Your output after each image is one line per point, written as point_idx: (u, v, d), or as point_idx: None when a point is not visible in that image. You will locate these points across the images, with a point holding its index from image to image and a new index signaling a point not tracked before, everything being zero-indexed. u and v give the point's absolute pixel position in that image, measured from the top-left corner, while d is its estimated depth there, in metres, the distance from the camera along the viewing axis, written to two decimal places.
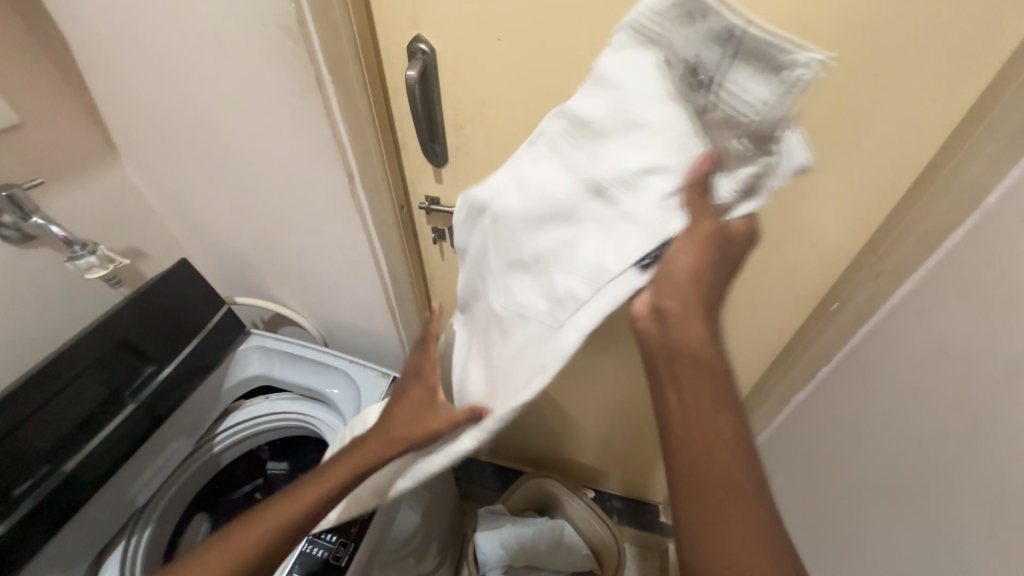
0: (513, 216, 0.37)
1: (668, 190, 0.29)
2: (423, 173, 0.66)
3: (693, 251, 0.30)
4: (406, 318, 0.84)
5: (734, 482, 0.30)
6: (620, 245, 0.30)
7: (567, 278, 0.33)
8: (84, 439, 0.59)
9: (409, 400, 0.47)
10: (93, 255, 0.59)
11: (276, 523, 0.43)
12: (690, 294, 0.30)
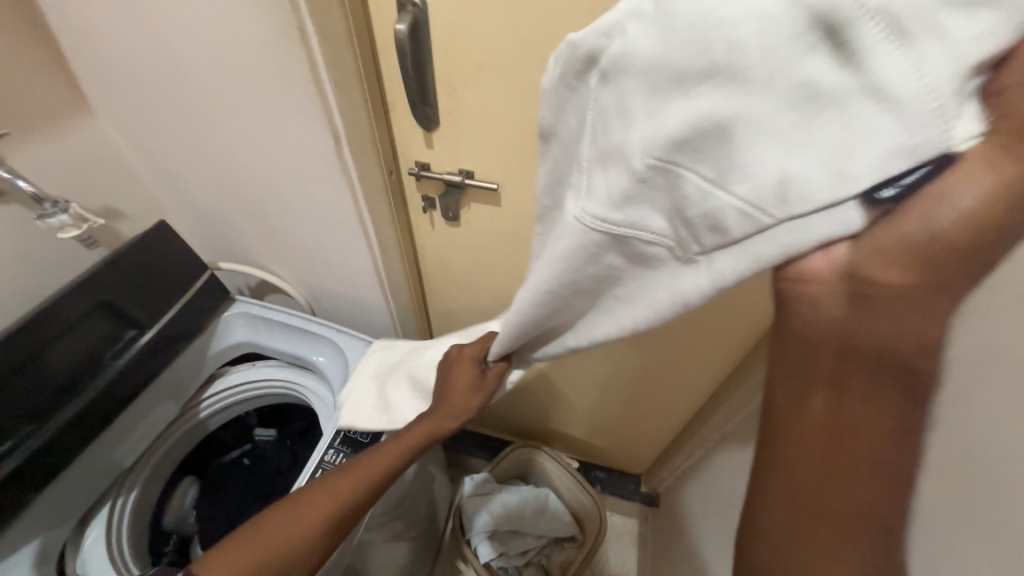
0: (658, 69, 0.26)
1: (957, 62, 0.20)
2: (413, 136, 0.63)
3: (977, 191, 0.20)
4: (396, 288, 0.83)
5: (852, 510, 0.25)
6: (832, 157, 0.23)
7: (743, 189, 0.26)
8: (64, 404, 0.57)
9: (457, 376, 0.55)
10: (65, 214, 0.57)
11: (378, 465, 0.56)
12: (920, 279, 0.22)
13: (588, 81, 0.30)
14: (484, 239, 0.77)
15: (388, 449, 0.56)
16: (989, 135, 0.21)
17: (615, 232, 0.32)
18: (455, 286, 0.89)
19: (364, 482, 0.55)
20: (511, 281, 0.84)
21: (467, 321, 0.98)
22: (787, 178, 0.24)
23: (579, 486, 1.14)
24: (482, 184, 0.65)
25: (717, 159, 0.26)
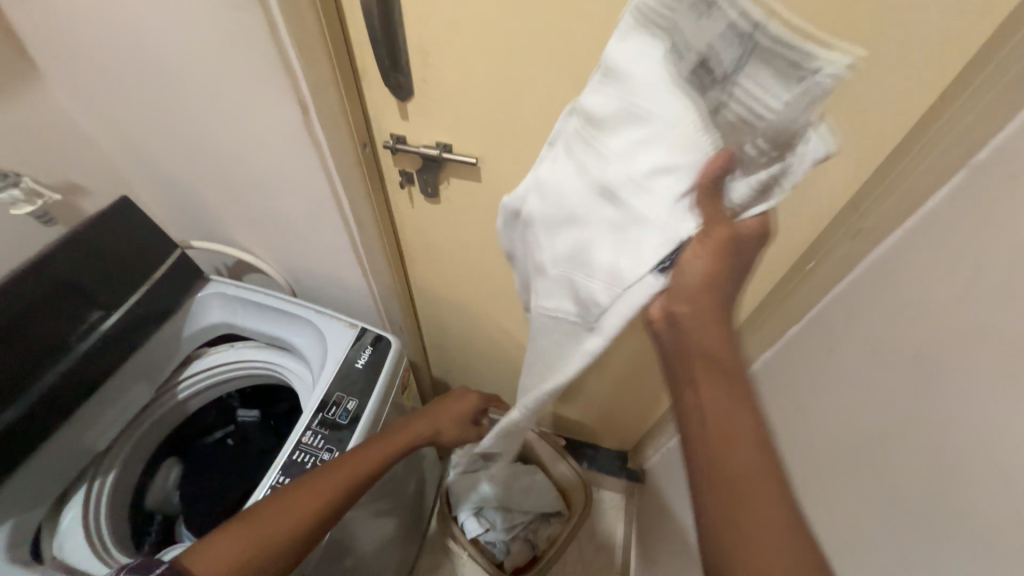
0: (542, 217, 0.43)
1: (679, 191, 0.33)
2: (386, 105, 0.60)
3: (704, 256, 0.34)
4: (375, 267, 0.80)
5: (748, 486, 0.32)
6: (637, 253, 0.34)
7: (596, 281, 0.38)
8: (28, 384, 0.56)
9: (453, 401, 0.78)
10: (16, 188, 0.54)
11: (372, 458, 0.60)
12: (698, 304, 0.35)
13: (519, 230, 0.50)
14: (466, 217, 0.74)
15: (377, 444, 0.62)
16: (730, 210, 0.34)
17: (556, 319, 0.45)
18: (438, 266, 0.87)
19: (353, 470, 0.58)
20: (496, 260, 0.82)
21: (451, 302, 0.96)
22: (617, 271, 0.36)
23: (565, 462, 1.17)
24: (460, 158, 0.62)
25: (573, 264, 0.40)
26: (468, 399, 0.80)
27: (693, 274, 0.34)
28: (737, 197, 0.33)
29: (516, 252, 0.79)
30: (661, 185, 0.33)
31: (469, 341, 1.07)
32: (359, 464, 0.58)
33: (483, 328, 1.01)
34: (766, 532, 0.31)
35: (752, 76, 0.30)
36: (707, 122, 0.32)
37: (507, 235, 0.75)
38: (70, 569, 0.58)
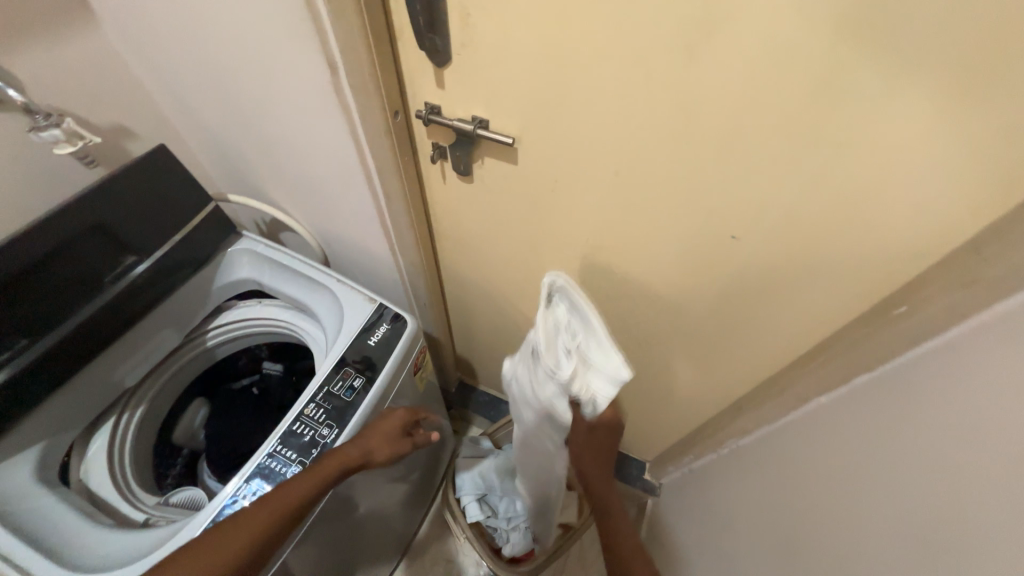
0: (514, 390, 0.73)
1: (560, 407, 0.60)
2: (421, 69, 0.54)
3: (579, 429, 0.65)
4: (401, 242, 0.77)
5: (615, 511, 0.69)
6: (553, 422, 0.64)
7: (545, 433, 0.70)
8: (62, 319, 0.58)
9: (392, 418, 0.69)
10: (58, 128, 0.54)
11: (286, 502, 0.55)
12: (586, 453, 0.67)
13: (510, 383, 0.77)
14: (498, 200, 0.68)
15: (318, 470, 0.58)
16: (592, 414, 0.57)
17: (538, 442, 0.74)
18: (467, 247, 0.82)
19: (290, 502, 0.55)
20: (526, 247, 0.76)
21: (478, 285, 0.92)
22: (536, 416, 0.67)
23: None
24: (496, 136, 0.56)
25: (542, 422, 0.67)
26: (398, 415, 0.69)
27: (577, 438, 0.65)
28: (593, 408, 0.57)
29: (548, 242, 0.72)
30: (552, 404, 0.61)
31: (493, 326, 1.03)
32: (270, 511, 0.54)
33: (508, 315, 0.97)
34: (627, 544, 0.67)
35: (592, 377, 0.54)
36: (564, 363, 0.56)
37: (541, 223, 0.69)
38: (91, 494, 0.63)
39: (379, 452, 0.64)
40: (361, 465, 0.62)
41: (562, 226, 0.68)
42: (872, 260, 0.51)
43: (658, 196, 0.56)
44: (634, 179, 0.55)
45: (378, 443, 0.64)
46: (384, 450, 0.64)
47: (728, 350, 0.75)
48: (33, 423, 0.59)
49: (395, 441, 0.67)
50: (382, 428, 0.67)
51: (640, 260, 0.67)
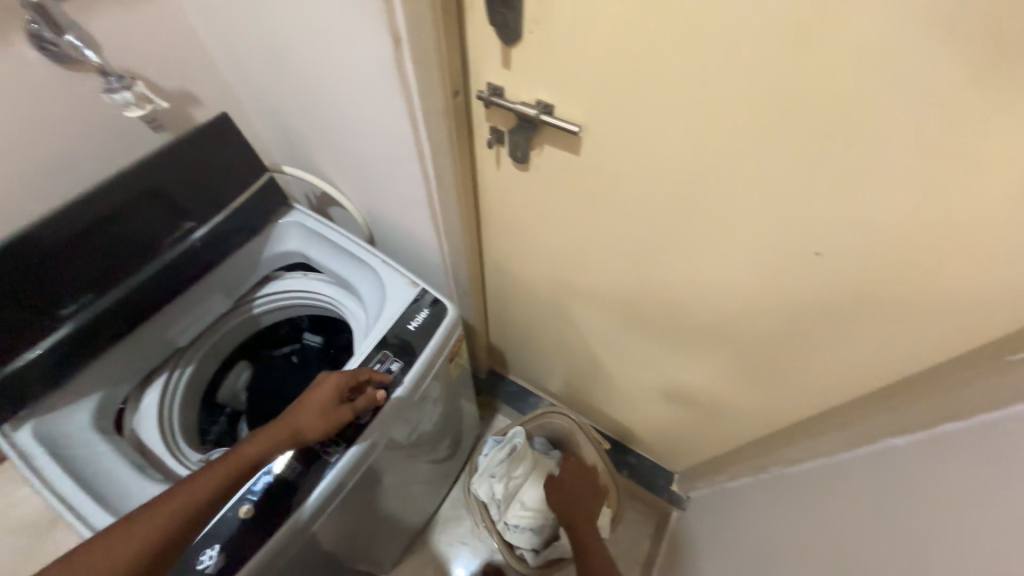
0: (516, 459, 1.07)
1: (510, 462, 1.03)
2: (487, 47, 0.50)
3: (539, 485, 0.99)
4: (447, 226, 0.76)
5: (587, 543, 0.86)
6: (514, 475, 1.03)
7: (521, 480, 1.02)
8: (125, 272, 0.60)
9: (324, 388, 0.60)
10: (129, 91, 0.55)
11: (193, 499, 0.51)
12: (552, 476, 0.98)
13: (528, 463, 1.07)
14: (554, 191, 0.64)
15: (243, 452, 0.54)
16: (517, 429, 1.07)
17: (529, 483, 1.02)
18: (513, 237, 0.79)
19: (214, 483, 0.52)
20: (576, 243, 0.72)
21: (520, 277, 0.89)
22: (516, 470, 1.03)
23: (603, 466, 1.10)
24: (562, 124, 0.52)
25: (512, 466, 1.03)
26: (334, 381, 0.60)
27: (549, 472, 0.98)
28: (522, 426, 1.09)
29: (601, 239, 0.68)
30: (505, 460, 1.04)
31: (532, 319, 1.00)
32: (180, 505, 0.50)
33: (548, 310, 0.94)
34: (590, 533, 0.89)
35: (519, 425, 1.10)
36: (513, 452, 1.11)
37: (596, 218, 0.65)
38: (139, 442, 0.66)
39: (312, 428, 0.58)
40: (292, 439, 0.57)
41: (619, 224, 0.63)
42: (990, 294, 0.43)
43: (734, 200, 0.51)
44: (709, 180, 0.50)
45: (311, 419, 0.58)
46: (316, 427, 0.58)
47: (788, 372, 0.69)
48: (95, 370, 0.62)
49: (330, 412, 0.59)
50: (313, 401, 0.59)
51: (701, 265, 0.62)
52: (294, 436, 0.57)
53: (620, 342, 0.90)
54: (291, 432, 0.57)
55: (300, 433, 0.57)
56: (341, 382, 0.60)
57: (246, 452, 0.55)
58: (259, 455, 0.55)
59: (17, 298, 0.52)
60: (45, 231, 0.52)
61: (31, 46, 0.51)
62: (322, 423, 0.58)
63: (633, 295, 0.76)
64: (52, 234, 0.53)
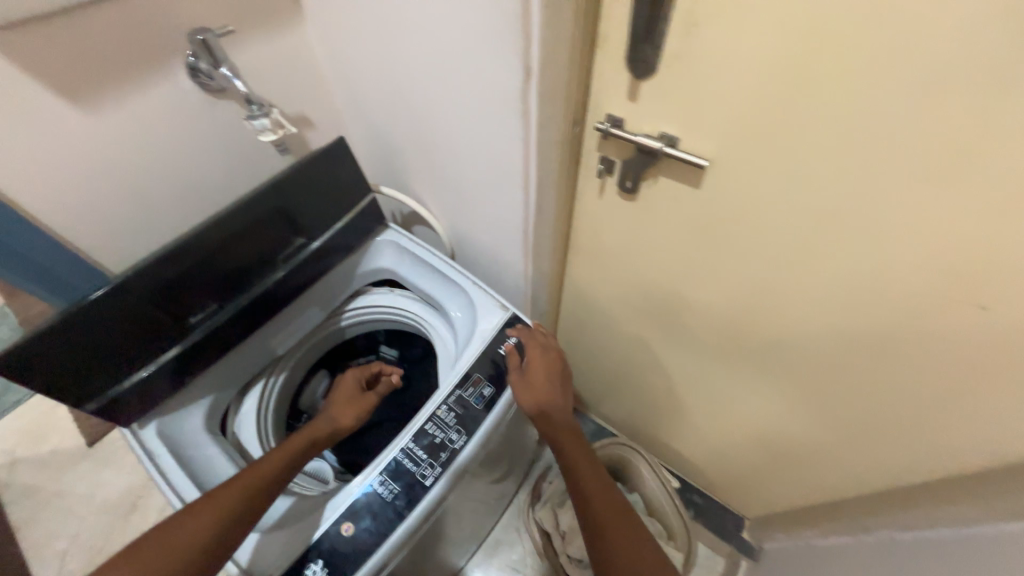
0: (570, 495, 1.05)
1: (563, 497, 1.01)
2: (615, 80, 0.50)
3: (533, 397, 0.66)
4: (537, 252, 0.75)
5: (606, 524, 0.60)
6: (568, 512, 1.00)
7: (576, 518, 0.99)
8: (241, 288, 0.64)
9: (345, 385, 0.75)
10: (267, 118, 0.60)
11: (256, 474, 0.57)
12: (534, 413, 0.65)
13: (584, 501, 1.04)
14: (659, 222, 0.63)
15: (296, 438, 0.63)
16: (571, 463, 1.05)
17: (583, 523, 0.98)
18: (602, 264, 0.78)
19: (273, 461, 0.59)
20: (674, 274, 0.70)
21: (601, 304, 0.87)
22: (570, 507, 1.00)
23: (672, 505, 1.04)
24: (690, 158, 0.50)
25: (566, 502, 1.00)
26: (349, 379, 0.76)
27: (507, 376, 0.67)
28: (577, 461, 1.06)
29: (705, 270, 0.66)
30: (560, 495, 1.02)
31: (606, 347, 0.98)
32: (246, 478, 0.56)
33: (626, 338, 0.91)
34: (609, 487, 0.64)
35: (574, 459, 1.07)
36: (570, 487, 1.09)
37: (704, 250, 0.63)
38: (240, 446, 0.70)
39: (345, 417, 0.70)
40: (334, 426, 0.68)
41: (729, 255, 0.61)
42: None
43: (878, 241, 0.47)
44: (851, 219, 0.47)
45: (344, 410, 0.71)
46: (348, 414, 0.70)
47: (914, 429, 0.63)
48: (203, 381, 0.65)
49: (362, 400, 0.72)
50: (341, 398, 0.73)
51: (822, 304, 0.58)
52: (334, 427, 0.68)
53: (704, 378, 0.85)
54: (333, 421, 0.68)
55: (333, 421, 0.67)
56: (349, 377, 0.76)
57: (298, 438, 0.64)
58: (309, 440, 0.64)
59: (152, 312, 0.56)
60: (187, 247, 0.56)
61: (188, 76, 0.57)
62: (354, 408, 0.70)
63: (732, 330, 0.72)
64: (194, 250, 0.57)
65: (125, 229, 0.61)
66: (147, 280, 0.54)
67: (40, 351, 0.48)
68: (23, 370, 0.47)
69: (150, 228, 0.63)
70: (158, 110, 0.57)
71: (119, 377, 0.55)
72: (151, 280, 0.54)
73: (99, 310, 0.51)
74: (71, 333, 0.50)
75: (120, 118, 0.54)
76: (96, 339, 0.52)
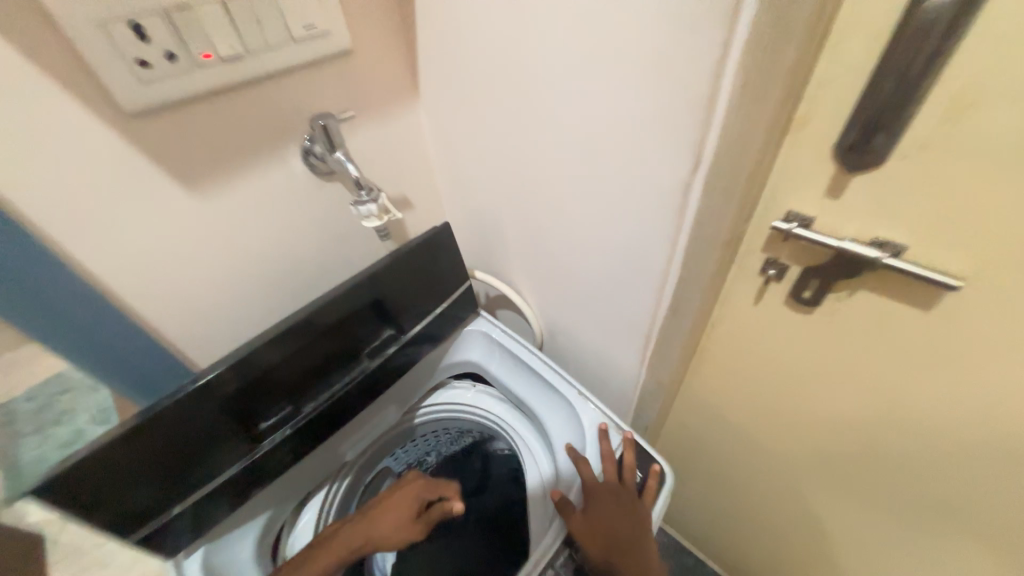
0: None
1: None
2: (811, 174, 0.39)
3: (580, 461, 0.55)
4: (658, 359, 0.62)
5: None
6: None
7: None
8: (318, 390, 0.57)
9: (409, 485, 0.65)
10: (374, 204, 0.54)
11: (332, 554, 0.56)
12: (586, 479, 0.53)
13: None
14: (848, 342, 0.48)
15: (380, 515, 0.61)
16: None
17: None
18: (738, 378, 0.63)
19: (353, 539, 0.58)
20: (852, 407, 0.53)
21: (730, 423, 0.70)
22: None
23: None
24: (931, 276, 0.37)
25: None
26: (414, 489, 0.65)
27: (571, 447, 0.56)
28: None
29: (915, 410, 0.48)
30: None
31: (722, 469, 0.79)
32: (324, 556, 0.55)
33: (758, 467, 0.72)
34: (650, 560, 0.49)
35: None
36: None
37: (915, 384, 0.46)
38: None
39: (390, 533, 0.60)
40: (397, 522, 0.61)
41: (961, 396, 0.44)
42: None
43: None
44: None
45: (404, 500, 0.63)
46: (396, 519, 0.61)
47: None
48: (259, 499, 0.57)
49: (409, 496, 0.63)
50: (404, 491, 0.64)
51: None
52: (399, 516, 0.61)
53: (886, 539, 0.63)
54: (396, 509, 0.62)
55: (386, 526, 0.60)
56: (413, 483, 0.66)
57: (376, 524, 0.60)
58: (383, 526, 0.60)
59: (221, 427, 0.49)
60: (278, 346, 0.50)
61: (301, 159, 0.55)
62: (405, 512, 0.62)
63: (946, 492, 0.52)
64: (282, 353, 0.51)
65: (212, 318, 0.57)
66: (222, 390, 0.47)
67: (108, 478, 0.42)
68: (96, 497, 0.42)
69: (237, 320, 0.60)
70: (266, 197, 0.54)
71: (173, 500, 0.48)
72: (226, 391, 0.47)
73: (171, 424, 0.44)
74: (119, 464, 0.42)
75: (226, 212, 0.51)
76: (166, 457, 0.45)
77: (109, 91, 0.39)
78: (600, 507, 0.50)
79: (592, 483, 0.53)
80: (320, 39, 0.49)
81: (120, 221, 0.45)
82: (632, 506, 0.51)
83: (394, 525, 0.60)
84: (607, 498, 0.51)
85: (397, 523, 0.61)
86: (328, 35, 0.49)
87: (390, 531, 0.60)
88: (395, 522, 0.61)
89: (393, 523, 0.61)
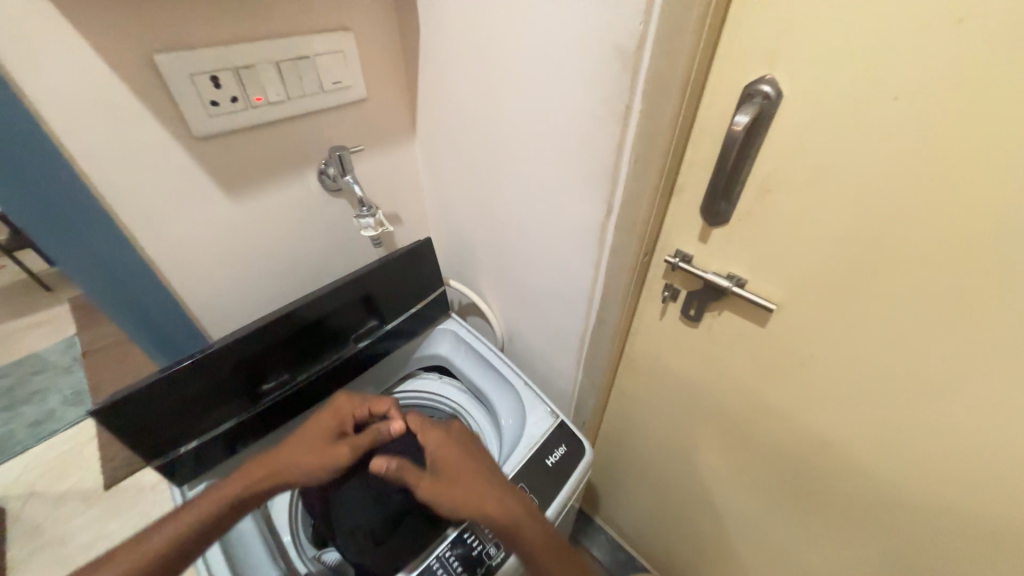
0: None
1: None
2: (689, 224, 0.57)
3: (404, 420, 0.64)
4: (591, 361, 0.77)
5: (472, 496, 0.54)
6: None
7: None
8: (311, 364, 0.69)
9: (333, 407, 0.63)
10: (372, 218, 0.68)
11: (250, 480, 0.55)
12: (419, 435, 0.62)
13: None
14: (723, 351, 0.64)
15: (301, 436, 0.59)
16: None
17: None
18: (654, 381, 0.78)
19: (274, 462, 0.57)
20: (730, 405, 0.68)
21: (650, 422, 0.85)
22: None
23: None
24: (758, 300, 0.55)
25: None
26: (335, 410, 0.62)
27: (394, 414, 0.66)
28: None
29: (768, 407, 0.64)
30: None
31: (646, 466, 0.93)
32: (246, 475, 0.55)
33: (672, 463, 0.86)
34: (479, 485, 0.55)
35: None
36: None
37: (767, 385, 0.62)
38: None
39: (314, 455, 0.58)
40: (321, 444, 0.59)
41: (795, 394, 0.60)
42: None
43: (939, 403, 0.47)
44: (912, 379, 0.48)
45: (324, 421, 0.61)
46: (320, 437, 0.59)
47: None
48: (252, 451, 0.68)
49: (332, 419, 0.61)
50: (328, 415, 0.62)
51: (903, 471, 0.54)
52: (319, 438, 0.59)
53: (763, 527, 0.77)
54: (322, 429, 0.60)
55: (309, 449, 0.58)
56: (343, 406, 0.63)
57: (297, 447, 0.58)
58: (305, 445, 0.59)
59: (233, 382, 0.61)
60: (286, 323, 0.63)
61: (316, 179, 0.69)
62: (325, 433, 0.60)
63: (794, 478, 0.66)
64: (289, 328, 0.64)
65: (230, 298, 0.70)
66: (239, 351, 0.60)
67: (146, 409, 0.54)
68: (133, 424, 0.53)
69: (249, 302, 0.72)
70: (286, 205, 0.68)
71: (188, 437, 0.59)
72: (242, 352, 0.60)
73: (198, 372, 0.57)
74: (157, 398, 0.54)
75: (256, 213, 0.65)
76: (189, 400, 0.57)
77: (187, 120, 0.53)
78: (436, 450, 0.59)
79: (423, 432, 0.62)
80: (345, 91, 0.64)
81: (184, 214, 0.58)
82: (452, 439, 0.60)
83: (316, 446, 0.59)
84: (436, 441, 0.60)
85: (322, 446, 0.59)
86: (351, 88, 0.65)
87: (313, 451, 0.58)
88: (319, 443, 0.59)
89: (316, 444, 0.59)
